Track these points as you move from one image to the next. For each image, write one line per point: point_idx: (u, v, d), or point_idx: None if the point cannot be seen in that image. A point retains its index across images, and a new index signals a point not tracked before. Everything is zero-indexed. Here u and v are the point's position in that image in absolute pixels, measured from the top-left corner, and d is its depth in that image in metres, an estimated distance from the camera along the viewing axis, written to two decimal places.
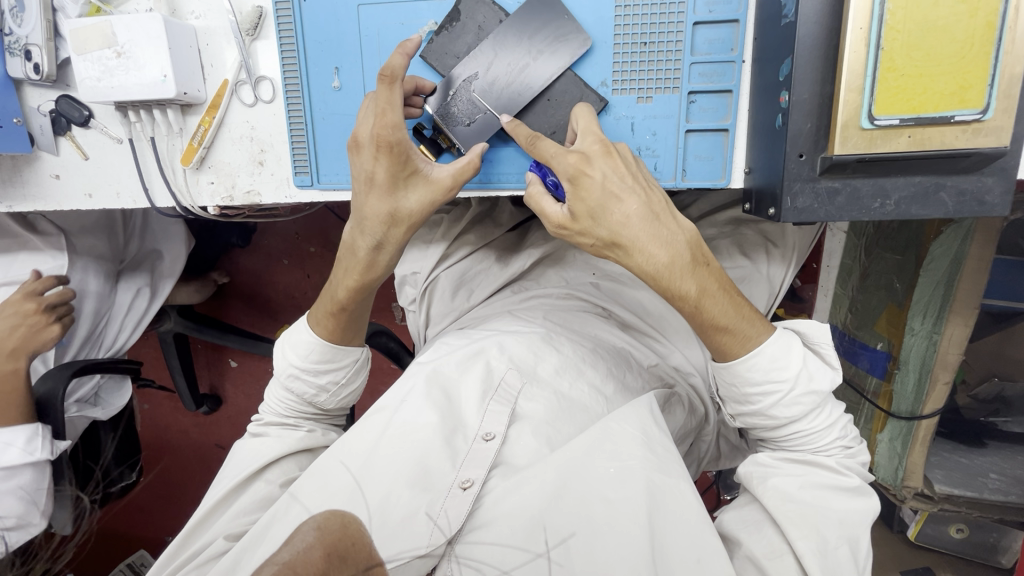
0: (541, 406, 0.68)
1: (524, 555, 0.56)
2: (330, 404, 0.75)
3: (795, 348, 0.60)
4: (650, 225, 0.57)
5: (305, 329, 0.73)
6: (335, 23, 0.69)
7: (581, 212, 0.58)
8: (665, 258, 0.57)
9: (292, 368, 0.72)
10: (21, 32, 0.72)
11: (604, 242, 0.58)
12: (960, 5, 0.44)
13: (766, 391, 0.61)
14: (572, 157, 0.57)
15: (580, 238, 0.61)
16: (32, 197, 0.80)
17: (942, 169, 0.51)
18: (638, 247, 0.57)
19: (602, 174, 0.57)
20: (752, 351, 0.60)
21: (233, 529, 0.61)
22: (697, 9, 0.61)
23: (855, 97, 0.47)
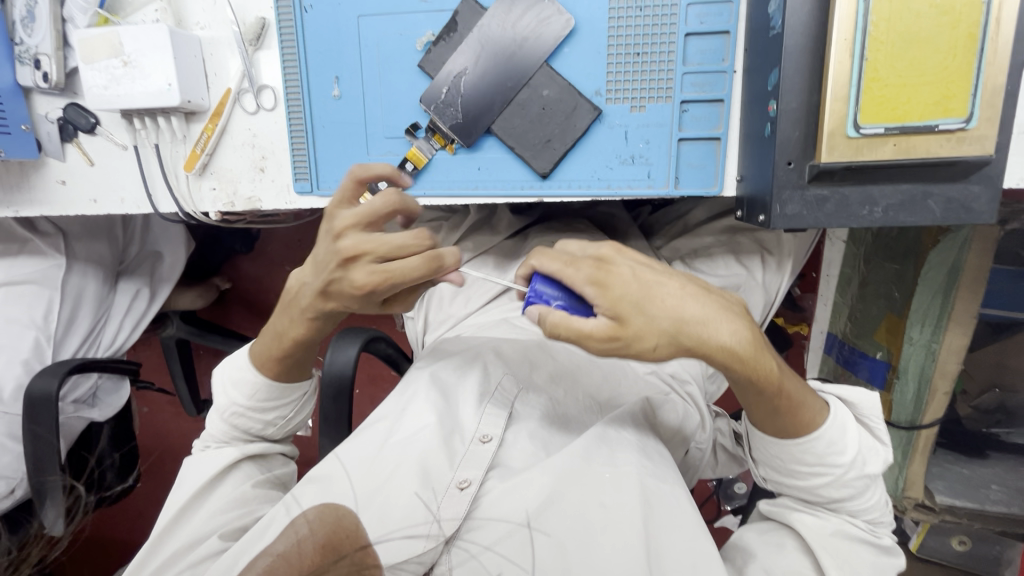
0: (537, 411, 0.70)
1: (504, 530, 0.57)
2: (279, 434, 0.74)
3: (849, 430, 0.60)
4: (707, 300, 0.50)
5: (247, 366, 0.70)
6: (336, 33, 0.70)
7: (628, 309, 0.47)
8: (742, 330, 0.50)
9: (236, 407, 0.69)
10: (31, 42, 0.74)
11: (669, 339, 0.47)
12: (942, 17, 0.45)
13: (815, 471, 0.60)
14: (588, 263, 0.49)
15: (637, 344, 0.48)
16: (39, 202, 0.82)
17: (928, 177, 0.51)
18: (712, 326, 0.48)
19: (629, 266, 0.49)
20: (811, 434, 0.59)
21: (228, 528, 0.61)
22: (688, 20, 0.62)
23: (841, 106, 0.48)
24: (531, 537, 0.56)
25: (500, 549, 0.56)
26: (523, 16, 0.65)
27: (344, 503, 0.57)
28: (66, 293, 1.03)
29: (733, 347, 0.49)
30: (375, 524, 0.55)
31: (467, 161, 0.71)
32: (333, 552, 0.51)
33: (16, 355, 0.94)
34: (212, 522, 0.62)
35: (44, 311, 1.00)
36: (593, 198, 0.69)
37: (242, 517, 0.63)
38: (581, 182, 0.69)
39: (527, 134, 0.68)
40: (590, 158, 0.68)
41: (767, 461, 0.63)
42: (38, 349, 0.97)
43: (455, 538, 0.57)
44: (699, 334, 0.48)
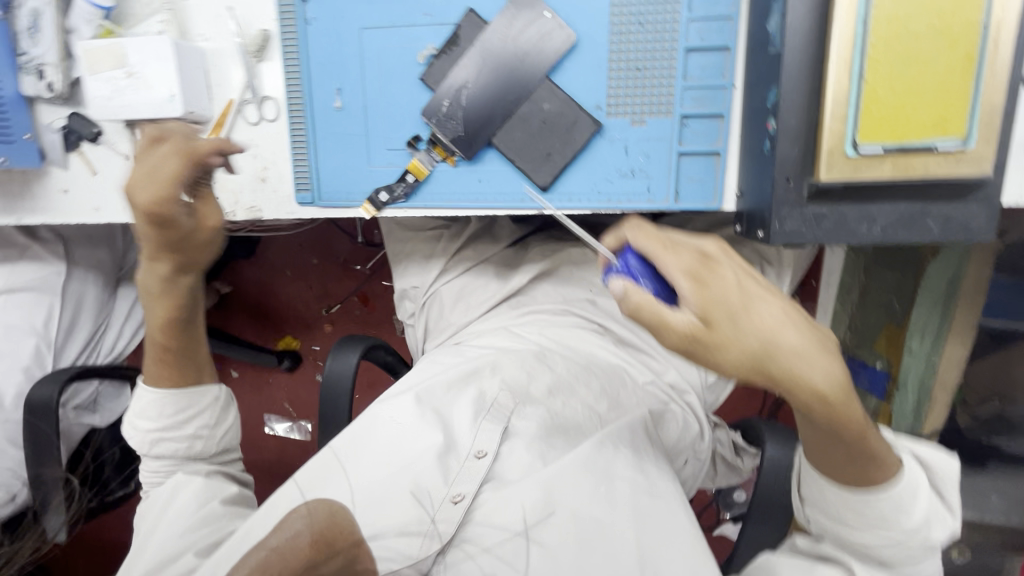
0: (533, 424, 0.68)
1: (504, 533, 0.60)
2: (213, 449, 0.67)
3: (923, 493, 0.52)
4: (807, 332, 0.44)
5: (146, 388, 0.65)
6: (338, 45, 0.71)
7: (717, 316, 0.43)
8: (831, 371, 0.44)
9: (150, 433, 0.64)
10: (36, 53, 0.75)
11: (754, 360, 0.43)
12: (940, 39, 0.45)
13: (874, 529, 0.52)
14: (691, 256, 0.46)
15: (717, 356, 0.44)
16: (41, 210, 0.82)
17: (927, 196, 0.51)
18: (802, 362, 0.43)
19: (734, 274, 0.45)
20: (884, 488, 0.51)
21: (202, 544, 0.58)
22: (688, 36, 0.63)
23: (839, 125, 0.48)
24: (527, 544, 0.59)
25: (497, 550, 0.60)
26: (525, 29, 0.65)
27: (342, 501, 0.59)
28: (67, 300, 1.03)
29: (814, 388, 0.44)
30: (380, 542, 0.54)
31: (467, 172, 0.72)
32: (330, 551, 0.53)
33: (17, 362, 0.96)
34: (184, 539, 0.59)
35: (45, 317, 1.00)
36: (592, 211, 0.70)
37: (215, 533, 0.59)
38: (580, 195, 0.69)
39: (527, 147, 0.69)
40: (590, 172, 0.68)
41: (819, 506, 0.55)
42: (39, 357, 0.98)
43: (453, 542, 0.61)
44: (789, 363, 0.43)
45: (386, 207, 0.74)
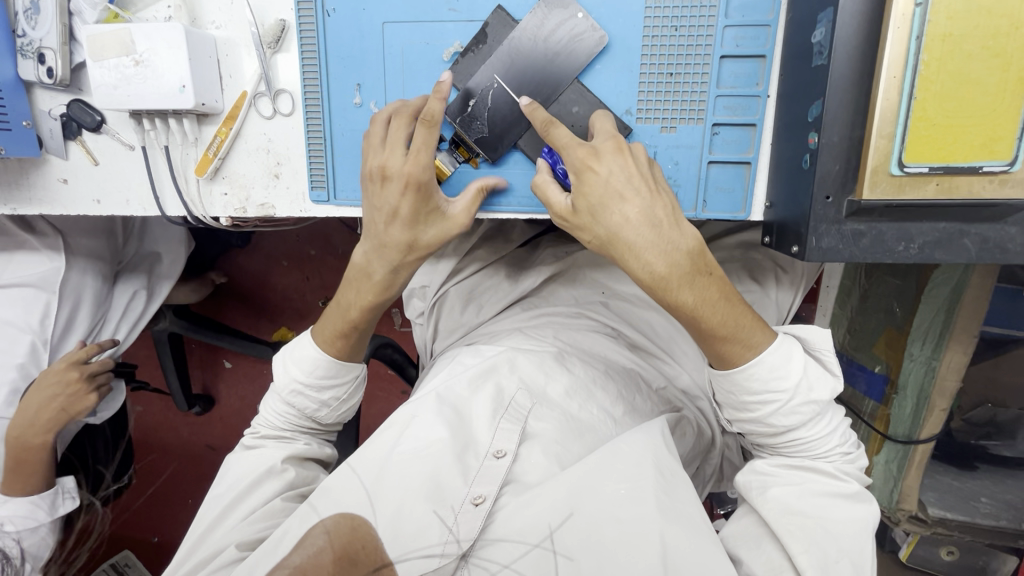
0: (550, 426, 0.68)
1: (522, 546, 0.57)
2: (330, 419, 0.74)
3: (796, 357, 0.60)
4: (650, 230, 0.56)
5: (309, 344, 0.71)
6: (359, 39, 0.68)
7: (582, 208, 0.58)
8: (668, 262, 0.56)
9: (296, 383, 0.70)
10: (34, 35, 0.70)
11: (602, 243, 0.59)
12: (994, 60, 0.44)
13: (764, 399, 0.61)
14: (582, 150, 0.58)
15: (578, 232, 0.61)
16: (38, 201, 0.79)
17: (965, 217, 0.51)
18: (634, 252, 0.56)
19: (609, 171, 0.57)
20: (751, 360, 0.60)
21: (246, 537, 0.60)
22: (724, 42, 0.61)
23: (886, 144, 0.47)
24: (555, 560, 0.56)
25: (518, 566, 0.57)
26: (556, 30, 0.63)
27: (360, 511, 0.58)
28: (65, 296, 1.00)
29: (643, 278, 0.57)
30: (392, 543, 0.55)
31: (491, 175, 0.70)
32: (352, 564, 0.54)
33: (11, 359, 0.96)
34: (230, 534, 0.61)
35: (40, 315, 0.97)
36: None
37: (263, 529, 0.61)
38: None
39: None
40: None
41: (723, 393, 0.64)
42: (34, 353, 0.98)
43: (470, 554, 0.58)
44: (624, 253, 0.57)
45: None
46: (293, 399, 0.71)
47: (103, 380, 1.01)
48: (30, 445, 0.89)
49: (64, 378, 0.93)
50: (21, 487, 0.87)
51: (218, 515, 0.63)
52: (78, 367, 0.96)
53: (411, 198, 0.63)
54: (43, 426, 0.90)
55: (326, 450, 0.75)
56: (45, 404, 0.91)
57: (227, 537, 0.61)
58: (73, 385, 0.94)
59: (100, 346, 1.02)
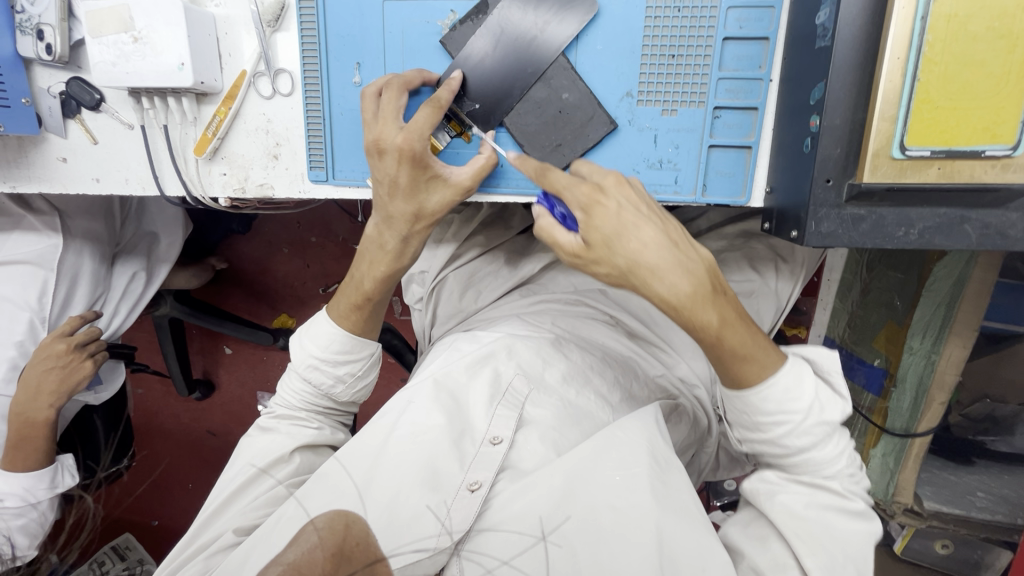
0: (548, 413, 0.68)
1: (524, 542, 0.56)
2: (346, 397, 0.74)
3: (807, 379, 0.59)
4: (670, 252, 0.54)
5: (325, 320, 0.71)
6: (360, 18, 0.68)
7: (595, 241, 0.56)
8: (692, 283, 0.54)
9: (313, 358, 0.71)
10: (33, 11, 0.70)
11: (621, 273, 0.56)
12: (999, 41, 0.44)
13: (777, 420, 0.59)
14: (585, 187, 0.56)
15: (595, 266, 0.58)
16: (37, 178, 0.79)
17: (966, 202, 0.51)
18: (658, 275, 0.53)
19: (616, 203, 0.55)
20: (766, 382, 0.58)
21: (244, 522, 0.60)
22: (727, 24, 0.61)
23: (888, 126, 0.47)
24: (545, 550, 0.55)
25: (517, 562, 0.55)
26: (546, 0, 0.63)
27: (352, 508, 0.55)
28: (63, 273, 1.00)
29: (670, 295, 0.54)
30: (383, 533, 0.54)
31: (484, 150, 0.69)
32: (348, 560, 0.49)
33: (10, 337, 0.96)
34: (228, 518, 0.61)
35: (39, 292, 0.98)
36: None
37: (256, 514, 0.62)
38: None
39: (539, 135, 0.67)
40: (617, 163, 0.66)
41: (733, 414, 0.63)
42: (33, 331, 0.99)
43: (462, 548, 0.57)
44: (647, 282, 0.54)
45: None
46: (312, 373, 0.71)
47: (95, 348, 1.02)
48: (34, 420, 0.91)
49: (53, 350, 0.94)
50: (23, 462, 0.90)
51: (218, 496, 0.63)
52: (64, 338, 0.96)
53: (408, 166, 0.63)
54: (46, 401, 0.92)
55: (341, 433, 0.74)
56: (43, 377, 0.92)
57: (224, 521, 0.61)
58: (66, 356, 0.95)
59: (81, 317, 1.01)
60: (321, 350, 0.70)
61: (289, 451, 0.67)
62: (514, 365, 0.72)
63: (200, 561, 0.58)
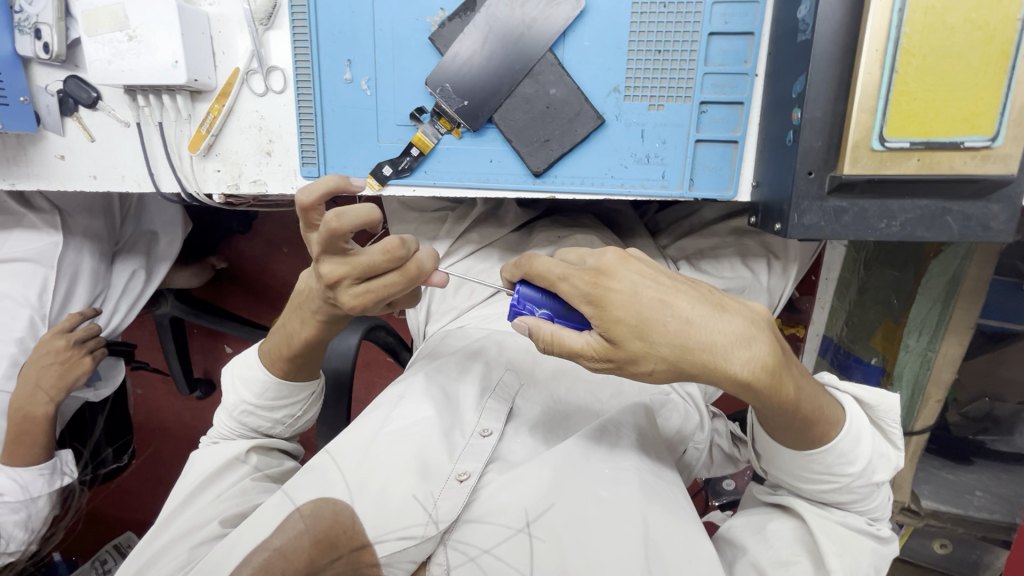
0: (536, 408, 0.69)
1: (505, 530, 0.56)
2: (286, 433, 0.74)
3: (866, 441, 0.56)
4: (718, 322, 0.46)
5: (259, 366, 0.70)
6: (351, 16, 0.69)
7: (624, 334, 0.47)
8: (757, 355, 0.46)
9: (247, 405, 0.69)
10: (31, 11, 0.71)
11: (671, 364, 0.46)
12: (976, 33, 0.44)
13: (823, 477, 0.57)
14: (584, 274, 0.49)
15: (633, 364, 0.48)
16: (36, 176, 0.80)
17: (947, 194, 0.51)
18: (721, 355, 0.45)
19: (629, 285, 0.47)
20: (822, 447, 0.55)
21: (228, 512, 0.61)
22: (712, 19, 0.61)
23: (867, 118, 0.48)
24: (530, 542, 0.56)
25: (497, 551, 0.56)
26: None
27: (341, 497, 0.57)
28: (63, 271, 1.02)
29: (740, 373, 0.46)
30: (372, 522, 0.55)
31: (472, 146, 0.70)
32: (331, 548, 0.53)
33: (10, 333, 0.97)
34: (212, 508, 0.61)
35: (39, 289, 0.99)
36: (605, 196, 0.69)
37: (240, 505, 0.62)
38: (592, 180, 0.68)
39: (527, 130, 0.68)
40: (606, 159, 0.67)
41: (774, 462, 0.60)
42: (33, 328, 0.99)
43: (448, 537, 0.57)
44: (710, 363, 0.46)
45: (390, 182, 0.73)
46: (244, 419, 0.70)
47: (94, 344, 1.04)
48: (33, 416, 0.92)
49: (51, 347, 0.95)
50: (23, 457, 0.91)
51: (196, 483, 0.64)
52: (63, 335, 0.97)
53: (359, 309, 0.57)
54: (45, 396, 0.93)
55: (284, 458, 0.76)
56: (41, 373, 0.94)
57: (210, 510, 0.61)
58: (65, 353, 0.96)
59: (80, 314, 1.02)
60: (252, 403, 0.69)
61: (244, 451, 0.67)
62: (504, 361, 0.72)
63: (184, 552, 0.58)
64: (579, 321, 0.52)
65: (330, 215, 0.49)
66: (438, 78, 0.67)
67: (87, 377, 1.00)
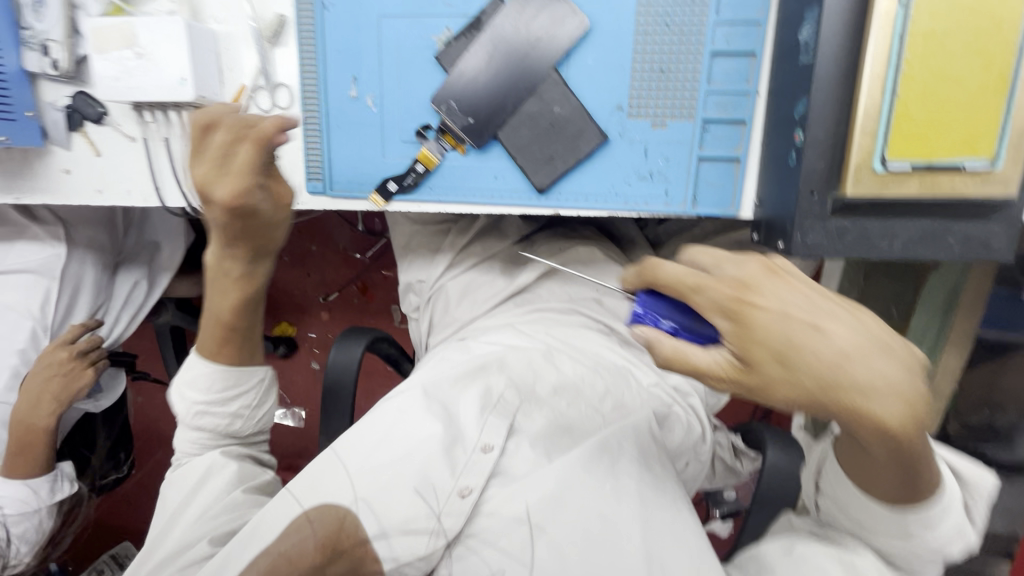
0: (540, 423, 0.66)
1: (524, 569, 0.56)
2: (249, 429, 0.67)
3: (955, 511, 0.51)
4: (878, 361, 0.40)
5: (197, 362, 0.65)
6: (357, 34, 0.69)
7: (763, 358, 0.42)
8: (909, 409, 0.40)
9: (197, 405, 0.64)
10: (40, 27, 0.72)
11: (810, 399, 0.41)
12: (975, 58, 0.45)
13: (889, 529, 0.53)
14: (726, 288, 0.44)
15: (762, 394, 0.43)
16: (42, 190, 0.80)
17: (948, 214, 0.52)
18: (866, 397, 0.40)
19: (777, 303, 0.42)
20: (910, 503, 0.51)
21: (216, 531, 0.58)
22: (715, 40, 0.62)
23: (869, 141, 0.48)
24: (534, 547, 0.57)
25: (512, 575, 0.56)
26: (538, 16, 0.64)
27: (344, 503, 0.57)
28: (66, 282, 1.02)
29: (882, 420, 0.40)
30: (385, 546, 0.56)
31: (477, 162, 0.71)
32: (336, 555, 0.54)
33: (12, 345, 0.97)
34: (201, 525, 0.58)
35: (42, 301, 0.99)
36: (609, 212, 0.69)
37: (232, 521, 0.59)
38: (597, 196, 0.69)
39: (531, 147, 0.68)
40: (610, 176, 0.68)
41: (842, 500, 0.55)
42: (35, 340, 0.99)
43: (457, 543, 0.58)
44: (852, 403, 0.40)
45: (394, 197, 0.73)
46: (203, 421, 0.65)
47: (96, 356, 1.03)
48: (34, 427, 0.92)
49: (54, 359, 0.96)
50: (24, 469, 0.90)
51: (190, 489, 0.62)
52: (66, 346, 0.98)
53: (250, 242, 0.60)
54: (46, 408, 0.93)
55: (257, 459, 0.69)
56: (44, 386, 0.94)
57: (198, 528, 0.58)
58: (68, 364, 0.96)
59: (83, 325, 1.02)
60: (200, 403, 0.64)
61: (219, 457, 0.64)
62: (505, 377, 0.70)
63: (171, 575, 0.55)
64: (712, 335, 0.47)
65: (199, 180, 0.57)
66: (444, 96, 0.67)
67: (89, 389, 1.00)
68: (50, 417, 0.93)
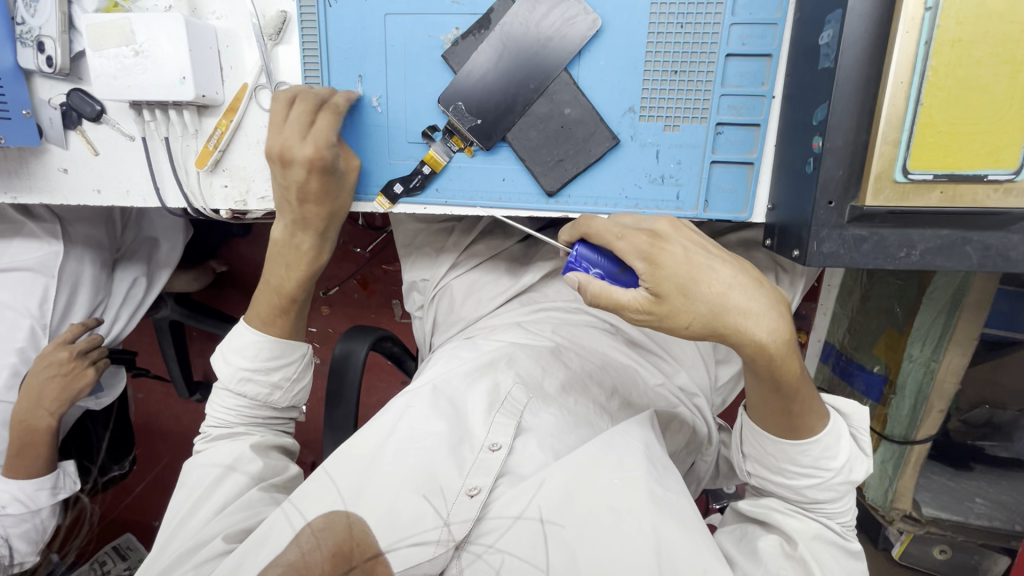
0: (549, 420, 0.67)
1: (507, 521, 0.57)
2: (284, 402, 0.72)
3: (845, 438, 0.58)
4: (752, 291, 0.50)
5: (247, 330, 0.70)
6: (361, 31, 0.68)
7: (670, 290, 0.51)
8: (777, 327, 0.50)
9: (243, 371, 0.68)
10: (34, 23, 0.70)
11: (705, 322, 0.50)
12: (1002, 66, 0.44)
13: (803, 472, 0.58)
14: (643, 236, 0.53)
15: (671, 321, 0.52)
16: (39, 189, 0.78)
17: (967, 223, 0.51)
18: (749, 316, 0.50)
19: (681, 248, 0.52)
20: (808, 437, 0.57)
21: (231, 528, 0.58)
22: (730, 41, 0.61)
23: (890, 150, 0.47)
24: (545, 539, 0.56)
25: (503, 546, 0.56)
26: (549, 14, 0.62)
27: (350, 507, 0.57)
28: (65, 280, 1.00)
29: (760, 340, 0.50)
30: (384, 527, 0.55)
31: (484, 164, 0.69)
32: (347, 558, 0.54)
33: (12, 343, 0.96)
34: (217, 523, 0.58)
35: (40, 299, 0.98)
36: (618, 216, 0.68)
37: (248, 519, 0.59)
38: (607, 200, 0.67)
39: (540, 149, 0.67)
40: (620, 179, 0.67)
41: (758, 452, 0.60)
42: (33, 338, 0.98)
43: (465, 544, 0.57)
44: (737, 323, 0.50)
45: (400, 200, 0.72)
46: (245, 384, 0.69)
47: (96, 355, 1.02)
48: (36, 427, 0.91)
49: (53, 359, 0.94)
50: (24, 469, 0.90)
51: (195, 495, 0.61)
52: (66, 346, 0.96)
53: (317, 176, 0.64)
54: (46, 409, 0.92)
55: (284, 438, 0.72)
56: (42, 387, 0.92)
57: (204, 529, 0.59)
58: (68, 364, 0.95)
59: (82, 325, 1.00)
60: (245, 366, 0.69)
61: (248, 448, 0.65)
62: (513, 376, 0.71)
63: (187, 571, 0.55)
64: (632, 282, 0.55)
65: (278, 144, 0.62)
66: (450, 96, 0.66)
67: (90, 388, 0.99)
68: (49, 418, 0.93)
